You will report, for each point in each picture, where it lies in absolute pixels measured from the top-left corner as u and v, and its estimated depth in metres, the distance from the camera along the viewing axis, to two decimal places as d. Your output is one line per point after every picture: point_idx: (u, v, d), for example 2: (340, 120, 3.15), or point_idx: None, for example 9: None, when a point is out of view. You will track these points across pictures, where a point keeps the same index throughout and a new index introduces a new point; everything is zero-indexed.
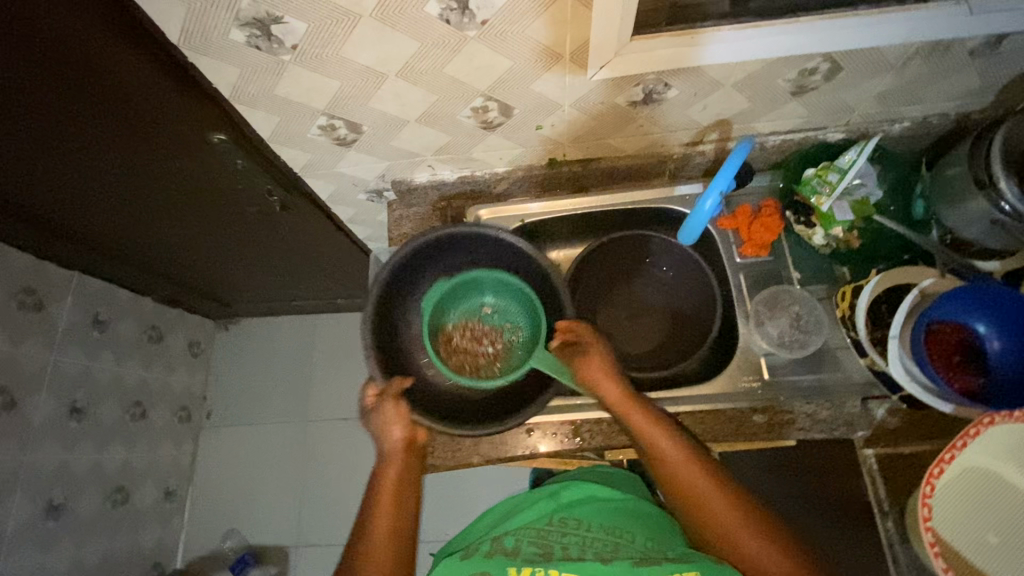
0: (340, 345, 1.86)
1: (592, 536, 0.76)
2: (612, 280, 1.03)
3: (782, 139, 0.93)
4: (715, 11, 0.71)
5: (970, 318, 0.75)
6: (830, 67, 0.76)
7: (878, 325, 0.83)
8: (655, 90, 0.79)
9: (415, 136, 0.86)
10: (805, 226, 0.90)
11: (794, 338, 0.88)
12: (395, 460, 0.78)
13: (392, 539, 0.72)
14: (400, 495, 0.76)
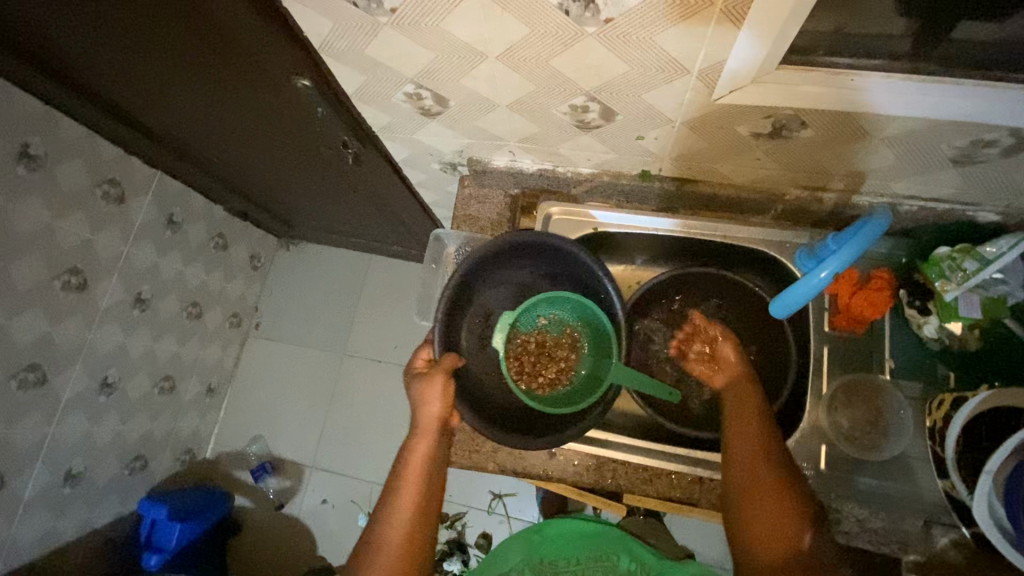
0: (387, 290, 1.87)
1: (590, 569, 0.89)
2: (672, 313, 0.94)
3: (919, 206, 0.79)
4: (893, 50, 0.57)
5: None
6: (1014, 142, 0.62)
7: (972, 449, 0.71)
8: (785, 127, 0.68)
9: (503, 120, 0.79)
10: (917, 311, 0.79)
11: (865, 434, 0.79)
12: (426, 438, 0.75)
13: (410, 531, 0.70)
14: (428, 475, 0.74)
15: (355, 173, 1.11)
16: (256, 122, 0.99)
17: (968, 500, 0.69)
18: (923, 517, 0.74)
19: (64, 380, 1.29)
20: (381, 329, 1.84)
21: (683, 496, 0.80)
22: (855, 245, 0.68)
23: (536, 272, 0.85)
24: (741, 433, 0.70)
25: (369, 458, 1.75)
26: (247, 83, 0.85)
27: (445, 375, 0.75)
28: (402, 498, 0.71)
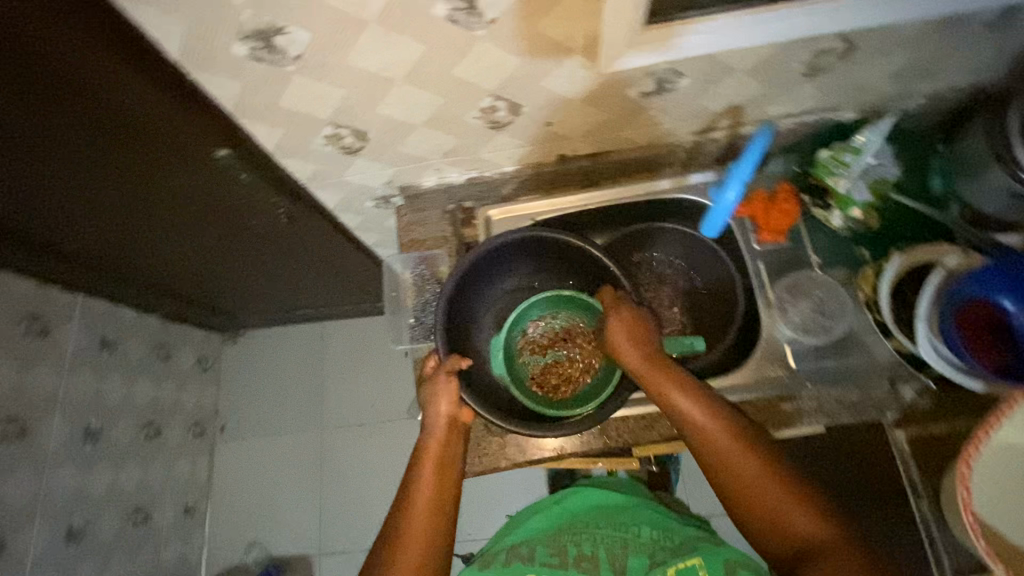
0: (351, 351, 1.84)
1: (601, 535, 0.88)
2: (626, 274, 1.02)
3: (796, 122, 0.91)
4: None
5: (995, 294, 0.76)
6: (844, 46, 0.75)
7: (902, 305, 0.81)
8: (666, 80, 0.77)
9: (422, 140, 0.84)
10: (823, 209, 0.90)
11: (818, 323, 0.87)
12: (436, 433, 0.78)
13: (427, 521, 0.71)
14: (444, 471, 0.76)
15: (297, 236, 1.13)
16: (193, 215, 1.00)
17: (915, 349, 0.78)
18: (888, 377, 0.82)
19: (23, 541, 1.18)
20: (354, 393, 1.80)
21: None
22: (750, 156, 0.79)
23: (535, 266, 0.94)
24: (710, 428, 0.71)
25: (376, 526, 1.68)
26: (180, 176, 0.87)
27: (450, 372, 0.80)
28: (419, 490, 0.74)
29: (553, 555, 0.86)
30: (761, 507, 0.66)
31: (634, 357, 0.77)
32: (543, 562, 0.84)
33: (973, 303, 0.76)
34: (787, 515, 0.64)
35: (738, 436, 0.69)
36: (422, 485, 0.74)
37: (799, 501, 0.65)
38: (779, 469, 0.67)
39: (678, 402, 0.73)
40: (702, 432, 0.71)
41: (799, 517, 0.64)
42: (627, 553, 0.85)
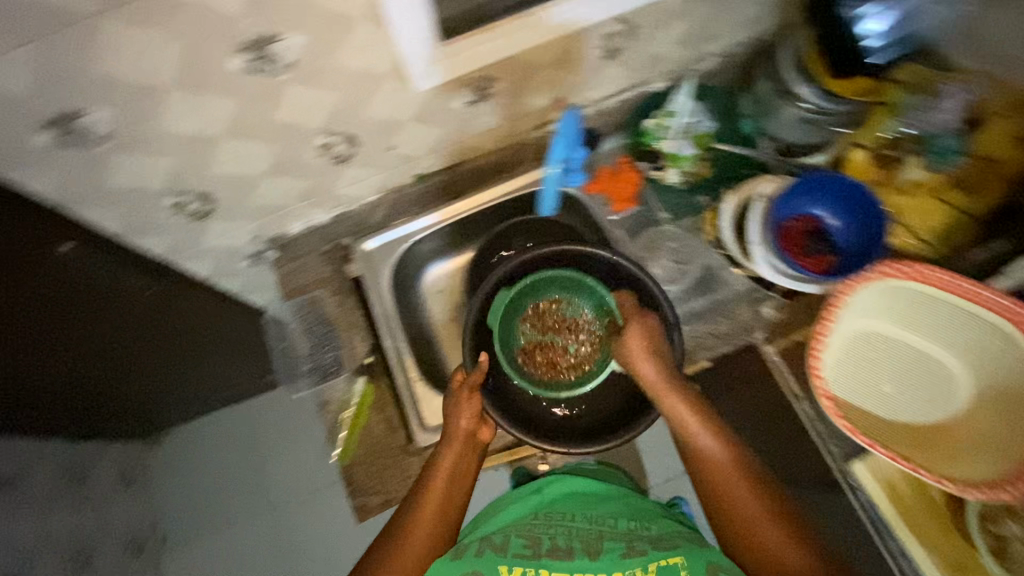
0: (285, 422, 1.77)
1: (577, 526, 0.74)
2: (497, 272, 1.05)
3: (618, 100, 1.00)
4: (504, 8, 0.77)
5: (807, 207, 0.87)
6: (627, 26, 0.84)
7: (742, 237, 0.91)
8: (483, 86, 0.84)
9: (272, 189, 0.86)
10: (660, 171, 0.99)
11: (679, 272, 0.95)
12: (451, 444, 0.80)
13: (434, 529, 0.73)
14: (454, 482, 0.78)
15: (192, 325, 1.08)
16: (88, 347, 0.94)
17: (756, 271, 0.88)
18: (749, 303, 0.91)
19: None
20: (297, 466, 1.70)
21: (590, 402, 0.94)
22: (567, 130, 0.92)
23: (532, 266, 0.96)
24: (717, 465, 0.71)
25: None
26: (59, 305, 0.82)
27: (472, 388, 0.82)
28: (431, 493, 0.75)
29: (527, 546, 0.70)
30: (744, 533, 0.66)
31: (651, 371, 0.76)
32: (516, 553, 0.68)
33: (791, 219, 0.87)
34: (760, 540, 0.65)
35: (741, 471, 0.70)
36: (434, 489, 0.76)
37: (781, 522, 0.66)
38: (781, 513, 0.66)
39: (691, 425, 0.74)
40: (711, 467, 0.71)
41: (776, 543, 0.64)
42: (605, 540, 0.70)
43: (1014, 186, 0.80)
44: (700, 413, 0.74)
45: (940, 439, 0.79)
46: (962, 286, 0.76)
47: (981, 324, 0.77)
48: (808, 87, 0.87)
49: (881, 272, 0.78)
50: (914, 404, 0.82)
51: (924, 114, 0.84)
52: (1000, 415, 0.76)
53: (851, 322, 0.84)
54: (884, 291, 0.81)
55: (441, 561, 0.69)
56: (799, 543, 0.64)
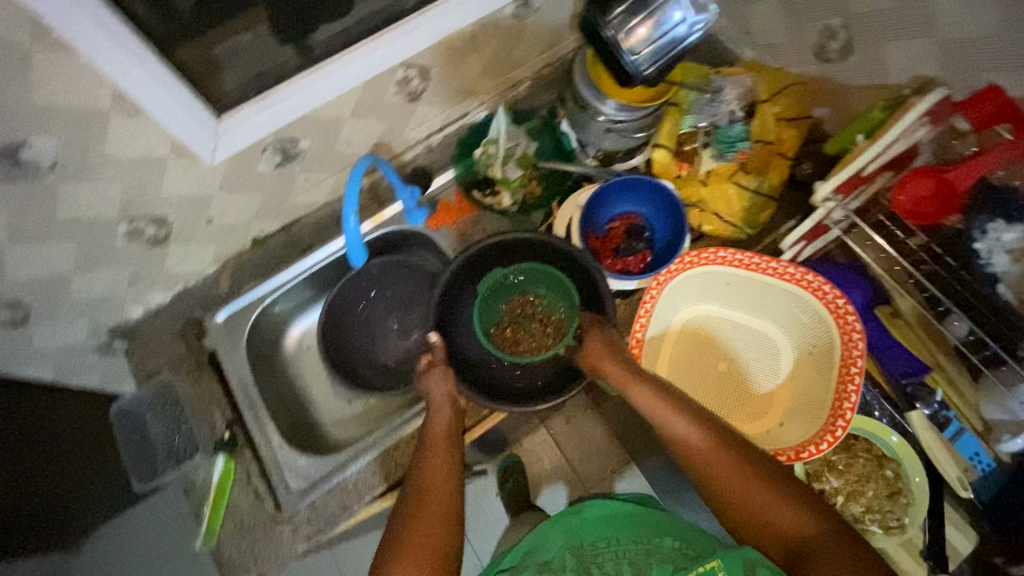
0: None
1: (626, 550, 0.70)
2: (346, 322, 1.03)
3: (442, 135, 1.04)
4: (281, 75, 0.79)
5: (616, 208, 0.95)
6: (417, 70, 0.88)
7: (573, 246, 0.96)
8: (286, 148, 0.85)
9: (90, 282, 0.86)
10: (494, 197, 1.02)
11: None
12: (441, 410, 0.78)
13: (444, 484, 0.67)
14: (447, 445, 0.74)
15: (96, 438, 1.04)
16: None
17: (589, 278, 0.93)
18: None
19: None
20: None
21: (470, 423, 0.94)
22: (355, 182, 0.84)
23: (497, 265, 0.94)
24: (687, 433, 0.65)
25: None
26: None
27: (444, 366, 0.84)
28: (429, 459, 0.71)
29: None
30: (745, 513, 0.59)
31: (610, 365, 0.77)
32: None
33: (609, 225, 0.95)
34: (766, 513, 0.58)
35: (722, 447, 0.63)
36: (432, 458, 0.71)
37: (770, 484, 0.59)
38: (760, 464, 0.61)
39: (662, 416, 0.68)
40: (687, 446, 0.65)
41: (778, 510, 0.58)
42: (656, 565, 0.66)
43: (789, 159, 0.89)
44: (664, 399, 0.69)
45: (767, 407, 0.84)
46: (758, 262, 0.83)
47: (787, 294, 0.83)
48: (608, 101, 0.93)
49: (685, 264, 0.85)
50: (743, 382, 0.86)
51: (709, 108, 0.92)
52: (815, 379, 0.80)
53: (676, 309, 0.88)
54: (699, 276, 0.86)
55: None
56: (801, 504, 0.57)
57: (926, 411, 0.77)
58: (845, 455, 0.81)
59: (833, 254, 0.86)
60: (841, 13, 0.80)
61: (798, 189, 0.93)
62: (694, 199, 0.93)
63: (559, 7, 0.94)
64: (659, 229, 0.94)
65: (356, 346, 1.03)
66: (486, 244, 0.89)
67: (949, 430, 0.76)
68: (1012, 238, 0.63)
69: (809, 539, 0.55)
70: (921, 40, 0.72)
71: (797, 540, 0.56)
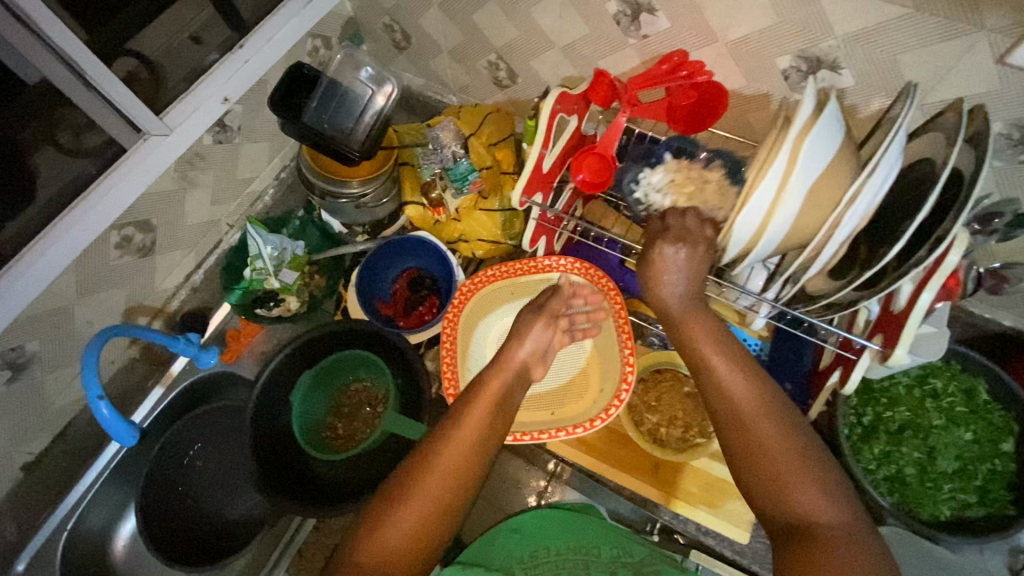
0: None
1: (564, 560, 0.79)
2: (174, 499, 0.94)
3: (203, 270, 1.02)
4: None
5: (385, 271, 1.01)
6: (136, 227, 0.86)
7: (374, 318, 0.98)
8: (12, 359, 0.77)
9: None
10: (281, 306, 1.01)
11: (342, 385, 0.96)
12: (465, 432, 0.60)
13: (422, 524, 0.55)
14: (451, 485, 0.57)
15: None
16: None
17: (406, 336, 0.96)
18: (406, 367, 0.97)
19: None
20: None
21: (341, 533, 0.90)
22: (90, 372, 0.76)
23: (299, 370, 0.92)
24: (736, 390, 0.57)
25: None
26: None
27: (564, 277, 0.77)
28: (425, 482, 0.57)
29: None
30: (756, 466, 0.54)
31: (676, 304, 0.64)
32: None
33: (394, 287, 1.01)
34: (790, 491, 0.52)
35: (778, 419, 0.56)
36: (430, 481, 0.57)
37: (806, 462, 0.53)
38: (799, 438, 0.54)
39: (713, 359, 0.60)
40: (732, 408, 0.57)
41: (798, 492, 0.51)
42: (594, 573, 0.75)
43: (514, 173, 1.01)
44: (729, 340, 0.61)
45: (587, 382, 0.88)
46: (524, 264, 0.91)
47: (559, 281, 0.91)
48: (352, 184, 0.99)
49: (465, 296, 0.91)
50: (565, 368, 0.90)
51: (435, 155, 1.01)
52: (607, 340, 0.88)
53: (475, 331, 0.92)
54: (484, 296, 0.93)
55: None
56: (831, 494, 0.51)
57: None
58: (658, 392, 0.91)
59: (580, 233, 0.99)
60: (491, 49, 0.95)
61: None
62: (458, 235, 1.02)
63: (262, 119, 0.98)
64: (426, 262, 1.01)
65: (197, 518, 0.94)
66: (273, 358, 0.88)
67: None
68: (658, 178, 0.74)
69: (822, 528, 0.50)
70: (549, 52, 0.88)
71: (797, 520, 0.51)
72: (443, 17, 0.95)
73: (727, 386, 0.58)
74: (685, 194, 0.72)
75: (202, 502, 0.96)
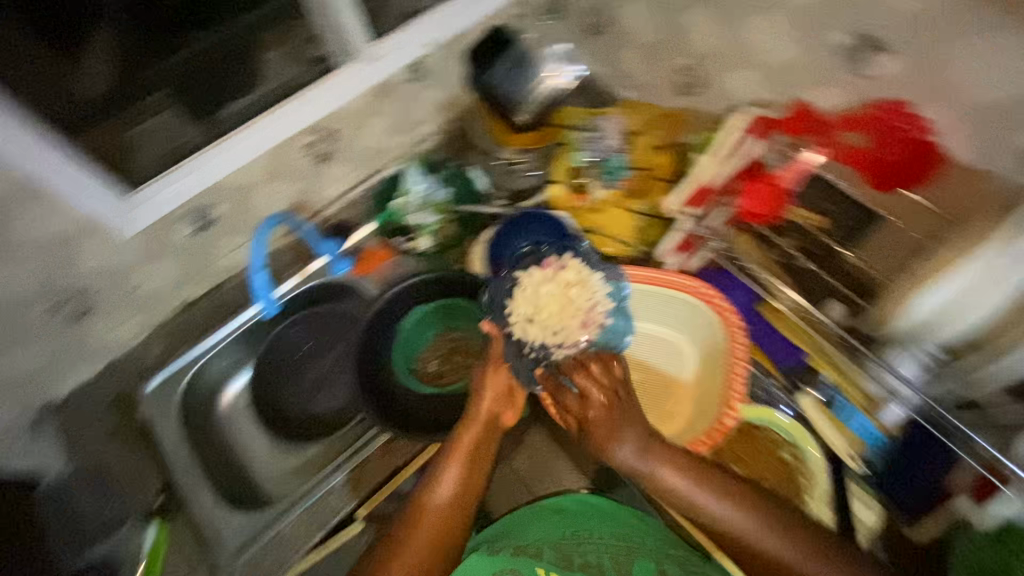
0: None
1: (606, 544, 0.82)
2: (276, 376, 1.06)
3: (359, 190, 1.12)
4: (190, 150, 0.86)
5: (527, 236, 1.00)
6: (322, 135, 0.96)
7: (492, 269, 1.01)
8: (203, 216, 0.91)
9: (12, 362, 0.88)
10: (412, 241, 1.09)
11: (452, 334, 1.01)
12: (474, 426, 0.79)
13: (451, 507, 0.74)
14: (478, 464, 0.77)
15: None
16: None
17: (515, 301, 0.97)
18: None
19: None
20: None
21: (404, 460, 0.94)
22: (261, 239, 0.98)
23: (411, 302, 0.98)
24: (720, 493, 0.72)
25: None
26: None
27: (499, 361, 0.82)
28: (458, 473, 0.76)
29: (561, 559, 0.80)
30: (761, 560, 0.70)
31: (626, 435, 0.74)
32: (551, 562, 0.79)
33: (517, 257, 1.01)
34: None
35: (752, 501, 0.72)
36: (462, 471, 0.76)
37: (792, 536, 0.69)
38: (779, 520, 0.70)
39: (677, 484, 0.72)
40: (721, 516, 0.71)
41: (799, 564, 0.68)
42: (639, 562, 0.79)
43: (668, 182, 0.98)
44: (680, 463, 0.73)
45: (676, 410, 0.89)
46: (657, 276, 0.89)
47: (683, 302, 0.89)
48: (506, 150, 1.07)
49: None
50: (655, 386, 0.91)
51: (596, 144, 1.01)
52: (711, 375, 0.87)
53: None
54: None
55: (480, 553, 0.79)
56: (825, 561, 0.67)
57: (820, 395, 0.83)
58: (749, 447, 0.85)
59: None
60: (688, 54, 0.94)
61: None
62: (592, 226, 1.01)
63: (451, 69, 1.05)
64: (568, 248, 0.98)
65: (290, 399, 1.05)
66: (401, 285, 0.97)
67: (838, 409, 0.82)
68: (530, 294, 0.84)
69: None
70: (752, 72, 0.85)
71: None
72: (649, 13, 0.95)
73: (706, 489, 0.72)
74: (548, 309, 0.82)
75: (297, 386, 1.06)
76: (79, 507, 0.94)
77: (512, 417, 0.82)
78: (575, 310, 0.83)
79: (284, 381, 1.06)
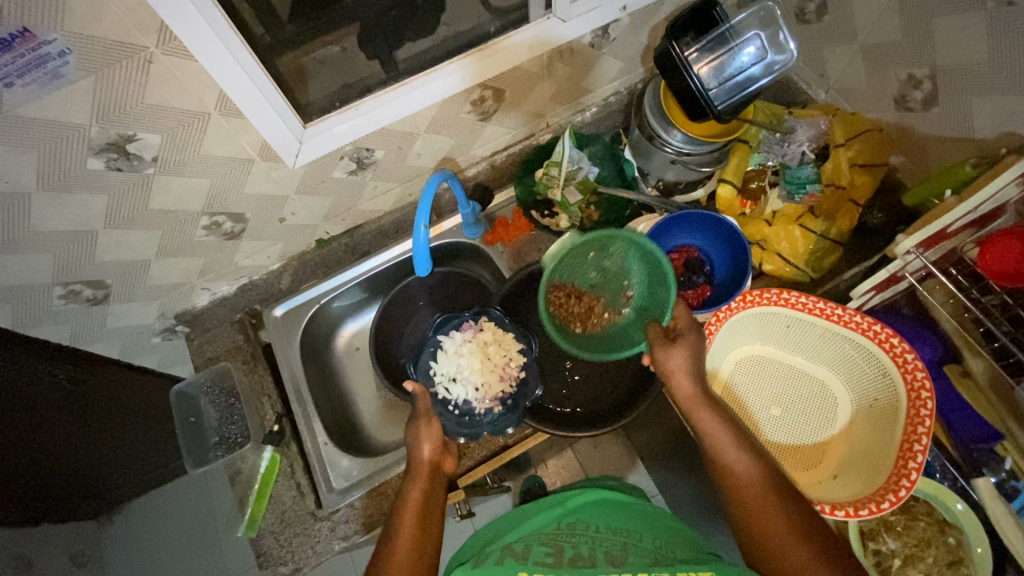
0: (199, 518, 1.41)
1: (601, 537, 0.71)
2: (394, 327, 1.06)
3: (506, 153, 1.08)
4: (365, 91, 0.83)
5: (688, 238, 0.95)
6: (492, 92, 0.90)
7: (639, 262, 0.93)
8: (362, 157, 0.88)
9: (166, 269, 0.90)
10: (552, 218, 1.03)
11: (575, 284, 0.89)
12: (418, 481, 0.73)
13: (422, 513, 0.68)
14: (428, 512, 0.69)
15: (147, 407, 1.15)
16: (25, 460, 0.93)
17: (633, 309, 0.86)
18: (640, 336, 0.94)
19: None
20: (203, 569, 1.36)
21: (517, 440, 0.92)
22: (426, 196, 0.84)
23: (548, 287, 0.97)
24: (751, 494, 0.62)
25: None
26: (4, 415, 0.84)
27: (431, 415, 0.80)
28: (402, 513, 0.68)
29: (549, 555, 0.67)
30: (778, 564, 0.56)
31: (684, 382, 0.72)
32: (536, 561, 0.66)
33: (668, 254, 0.94)
34: (772, 539, 0.58)
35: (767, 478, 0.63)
36: (406, 511, 0.68)
37: (802, 533, 0.57)
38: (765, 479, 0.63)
39: (706, 422, 0.69)
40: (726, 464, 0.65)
41: (797, 549, 0.56)
42: (631, 554, 0.66)
43: (860, 206, 0.89)
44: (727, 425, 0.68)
45: (820, 458, 0.82)
46: (825, 308, 0.81)
47: (849, 343, 0.81)
48: (673, 130, 0.90)
49: (746, 303, 0.84)
50: (800, 424, 0.84)
51: (779, 147, 0.93)
52: (871, 432, 0.78)
53: (730, 344, 0.87)
54: (761, 314, 0.85)
55: (463, 568, 0.67)
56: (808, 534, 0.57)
57: (993, 478, 0.74)
58: (904, 516, 0.81)
59: (900, 303, 0.84)
60: (928, 63, 0.78)
61: (868, 237, 0.92)
62: (758, 237, 0.94)
63: (636, 40, 0.96)
64: (722, 266, 0.94)
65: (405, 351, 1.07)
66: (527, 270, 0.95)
67: (1017, 502, 0.71)
68: (450, 343, 0.93)
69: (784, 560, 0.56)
70: (1016, 96, 0.69)
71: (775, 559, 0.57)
72: (890, 4, 0.79)
73: (736, 479, 0.64)
74: (476, 355, 0.91)
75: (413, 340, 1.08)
76: (207, 412, 1.06)
77: (451, 466, 0.78)
78: (478, 373, 0.90)
79: (401, 333, 1.07)
